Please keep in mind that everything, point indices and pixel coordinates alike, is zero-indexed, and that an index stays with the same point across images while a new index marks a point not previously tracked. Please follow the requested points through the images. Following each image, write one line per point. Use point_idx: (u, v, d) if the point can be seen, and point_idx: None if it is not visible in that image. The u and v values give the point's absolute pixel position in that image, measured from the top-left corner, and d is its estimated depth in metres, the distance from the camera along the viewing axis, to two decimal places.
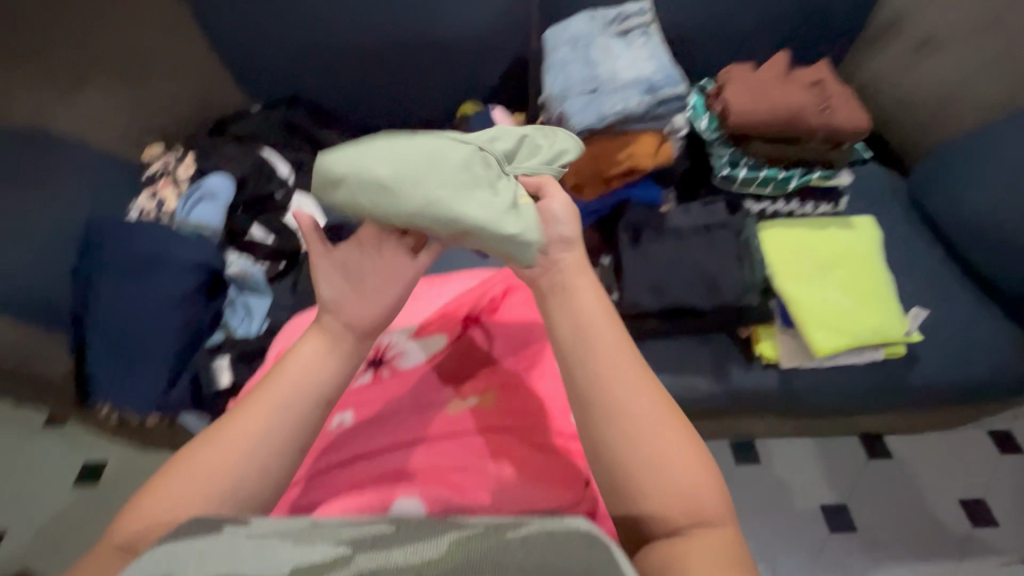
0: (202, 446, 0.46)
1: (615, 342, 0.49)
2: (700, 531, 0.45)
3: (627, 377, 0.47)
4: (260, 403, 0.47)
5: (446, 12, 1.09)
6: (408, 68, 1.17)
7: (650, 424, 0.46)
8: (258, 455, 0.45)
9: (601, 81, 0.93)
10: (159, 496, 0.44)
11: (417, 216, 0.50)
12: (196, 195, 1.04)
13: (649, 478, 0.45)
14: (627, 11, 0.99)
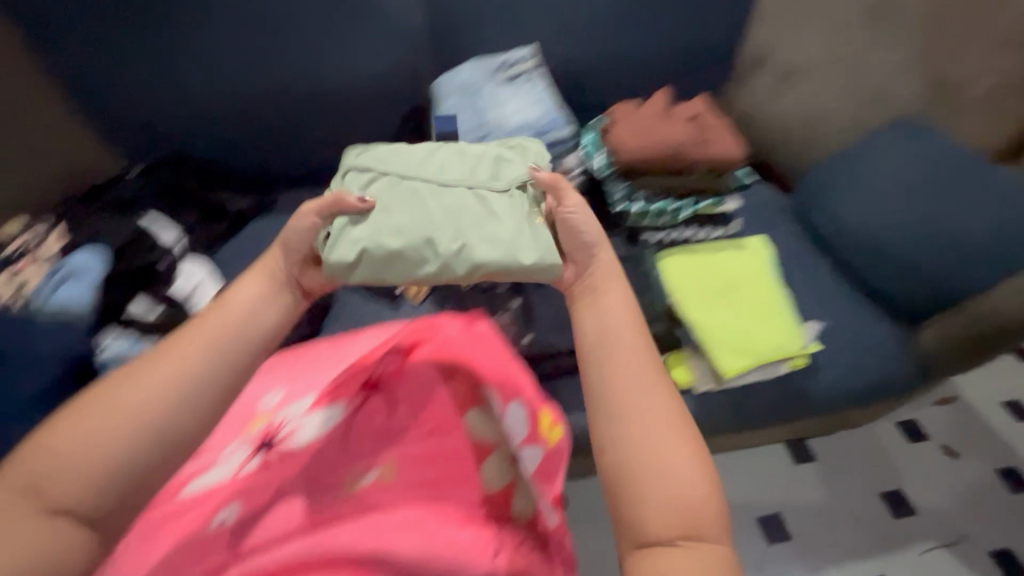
0: (106, 389, 0.47)
1: (634, 342, 0.53)
2: (693, 543, 0.46)
3: (641, 383, 0.51)
4: (182, 343, 0.51)
5: (330, 66, 1.07)
6: (297, 122, 1.13)
7: (654, 426, 0.49)
8: (180, 395, 0.48)
9: (489, 129, 0.94)
10: (58, 439, 0.44)
11: (444, 269, 0.70)
12: (62, 273, 0.94)
13: (649, 478, 0.47)
14: (510, 59, 1.01)
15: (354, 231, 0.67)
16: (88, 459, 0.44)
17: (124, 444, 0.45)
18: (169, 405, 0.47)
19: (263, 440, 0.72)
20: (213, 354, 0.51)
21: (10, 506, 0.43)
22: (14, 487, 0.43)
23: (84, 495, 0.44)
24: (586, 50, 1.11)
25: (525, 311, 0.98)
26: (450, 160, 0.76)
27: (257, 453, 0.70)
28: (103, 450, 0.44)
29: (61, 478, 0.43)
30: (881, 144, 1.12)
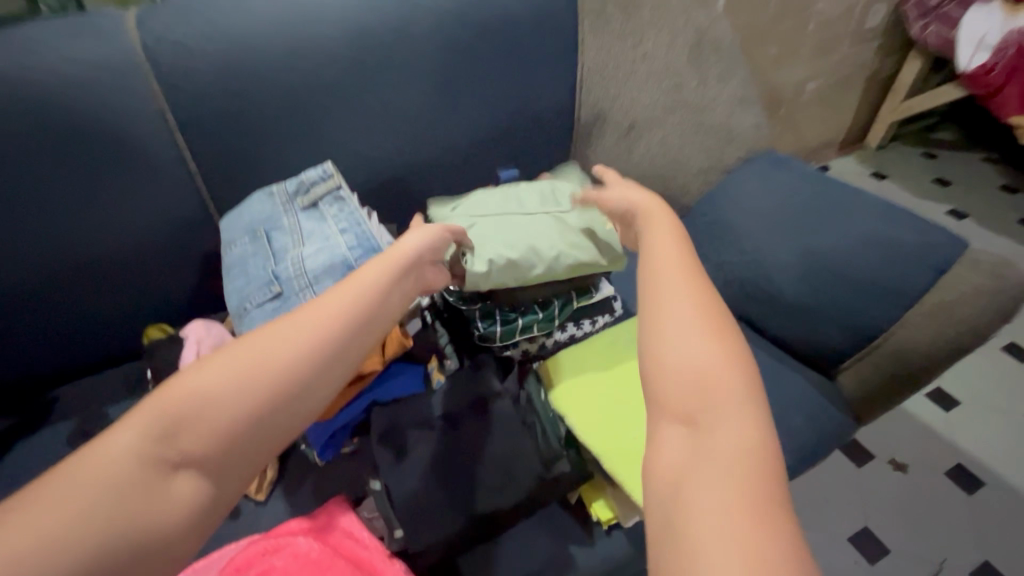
0: (284, 327, 0.50)
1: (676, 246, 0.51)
2: (720, 419, 0.39)
3: (678, 272, 0.47)
4: (344, 295, 0.55)
5: (75, 230, 0.82)
6: (49, 308, 0.86)
7: (680, 300, 0.44)
8: (330, 342, 0.51)
9: (284, 281, 0.75)
10: (230, 375, 0.46)
11: (545, 272, 0.84)
12: None
13: (679, 351, 0.42)
14: (307, 179, 0.82)
15: (480, 251, 0.81)
16: (229, 402, 0.45)
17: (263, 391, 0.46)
18: (308, 356, 0.49)
19: None
20: (364, 306, 0.55)
21: (141, 454, 0.41)
22: (148, 434, 0.42)
23: (213, 445, 0.43)
24: (402, 148, 0.97)
25: (387, 497, 0.73)
26: (526, 190, 0.94)
27: None
28: (230, 397, 0.45)
29: (204, 419, 0.44)
30: (742, 186, 1.06)
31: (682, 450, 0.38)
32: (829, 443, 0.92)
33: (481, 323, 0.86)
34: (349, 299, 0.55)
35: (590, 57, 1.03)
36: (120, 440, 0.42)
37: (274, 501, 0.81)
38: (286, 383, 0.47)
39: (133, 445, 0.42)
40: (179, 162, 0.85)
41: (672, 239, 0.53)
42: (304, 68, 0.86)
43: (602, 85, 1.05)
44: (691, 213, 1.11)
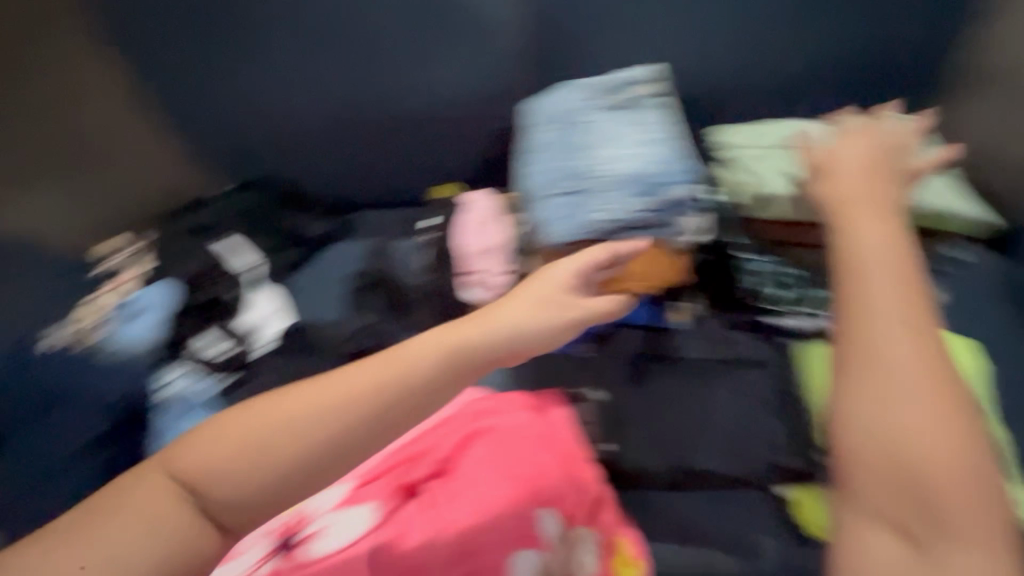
0: (341, 391, 0.47)
1: (907, 324, 0.51)
2: (940, 523, 0.43)
3: (908, 362, 0.49)
4: (430, 343, 0.50)
5: (422, 82, 0.98)
6: (383, 144, 1.04)
7: (915, 399, 0.47)
8: (376, 416, 0.46)
9: (586, 174, 0.72)
10: (277, 434, 0.46)
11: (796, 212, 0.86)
12: (131, 308, 0.92)
13: (880, 452, 0.46)
14: (619, 82, 0.81)
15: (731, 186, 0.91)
16: (267, 475, 0.45)
17: (338, 429, 0.45)
18: (349, 417, 0.46)
19: (283, 534, 0.66)
20: (435, 370, 0.48)
21: (170, 487, 0.45)
22: (172, 473, 0.46)
23: (245, 496, 0.45)
24: None
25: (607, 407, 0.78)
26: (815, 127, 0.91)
27: (273, 553, 0.64)
28: (269, 455, 0.45)
29: (224, 473, 0.45)
30: None
31: (882, 555, 0.44)
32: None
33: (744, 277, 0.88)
34: (401, 355, 0.49)
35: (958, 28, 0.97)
36: (161, 480, 0.46)
37: None
38: (333, 452, 0.46)
39: (172, 477, 0.46)
40: None
41: (898, 295, 0.53)
42: None
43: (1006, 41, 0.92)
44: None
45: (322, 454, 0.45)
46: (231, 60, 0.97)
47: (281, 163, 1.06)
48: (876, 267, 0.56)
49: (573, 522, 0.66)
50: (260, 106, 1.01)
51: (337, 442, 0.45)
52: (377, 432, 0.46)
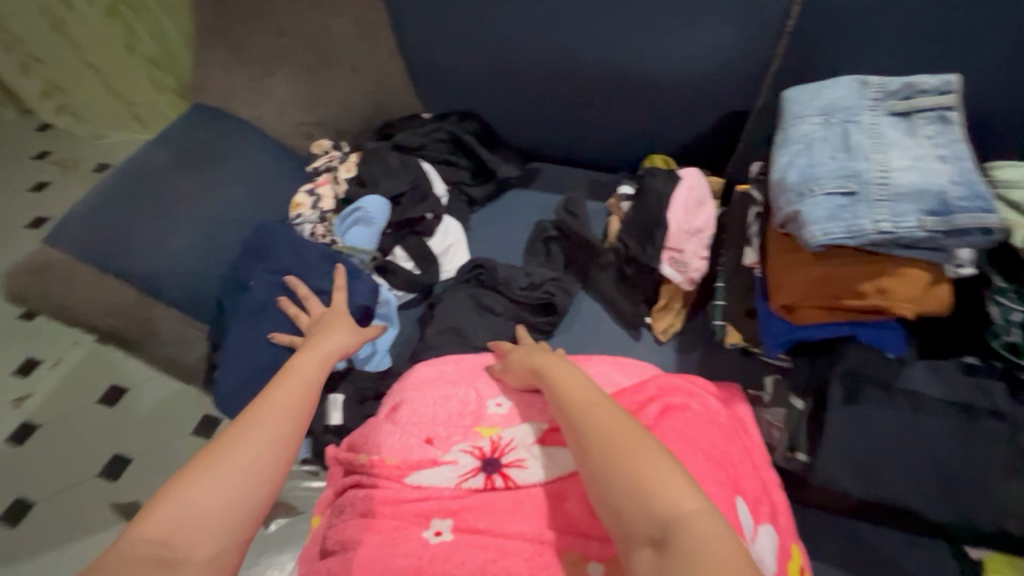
0: (226, 440, 0.56)
1: (597, 408, 0.58)
2: (678, 534, 0.45)
3: (618, 432, 0.54)
4: (272, 392, 0.63)
5: (661, 46, 0.91)
6: (597, 100, 1.00)
7: (604, 455, 0.53)
8: (277, 428, 0.58)
9: (864, 179, 0.67)
10: (200, 475, 0.52)
11: None
12: (353, 216, 0.99)
13: (617, 498, 0.50)
14: (919, 85, 0.73)
15: None
16: (216, 493, 0.51)
17: (239, 460, 0.54)
18: (256, 452, 0.55)
19: (486, 454, 0.71)
20: (297, 398, 0.62)
21: (138, 556, 0.47)
22: (144, 537, 0.48)
23: (213, 530, 0.50)
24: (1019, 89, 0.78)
25: (811, 418, 0.73)
26: None
27: (478, 470, 0.69)
28: (210, 496, 0.51)
29: (190, 529, 0.49)
30: None
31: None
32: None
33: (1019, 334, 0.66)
34: (271, 394, 0.62)
35: None
36: (122, 552, 0.47)
37: (665, 348, 0.92)
38: (248, 472, 0.54)
39: (142, 539, 0.48)
40: (781, 17, 0.84)
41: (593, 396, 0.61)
42: None
43: None
44: None
45: (232, 483, 0.52)
46: None
47: (492, 99, 1.07)
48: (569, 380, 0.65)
49: (763, 519, 0.66)
50: (486, 36, 0.99)
51: (250, 463, 0.54)
52: (269, 450, 0.56)
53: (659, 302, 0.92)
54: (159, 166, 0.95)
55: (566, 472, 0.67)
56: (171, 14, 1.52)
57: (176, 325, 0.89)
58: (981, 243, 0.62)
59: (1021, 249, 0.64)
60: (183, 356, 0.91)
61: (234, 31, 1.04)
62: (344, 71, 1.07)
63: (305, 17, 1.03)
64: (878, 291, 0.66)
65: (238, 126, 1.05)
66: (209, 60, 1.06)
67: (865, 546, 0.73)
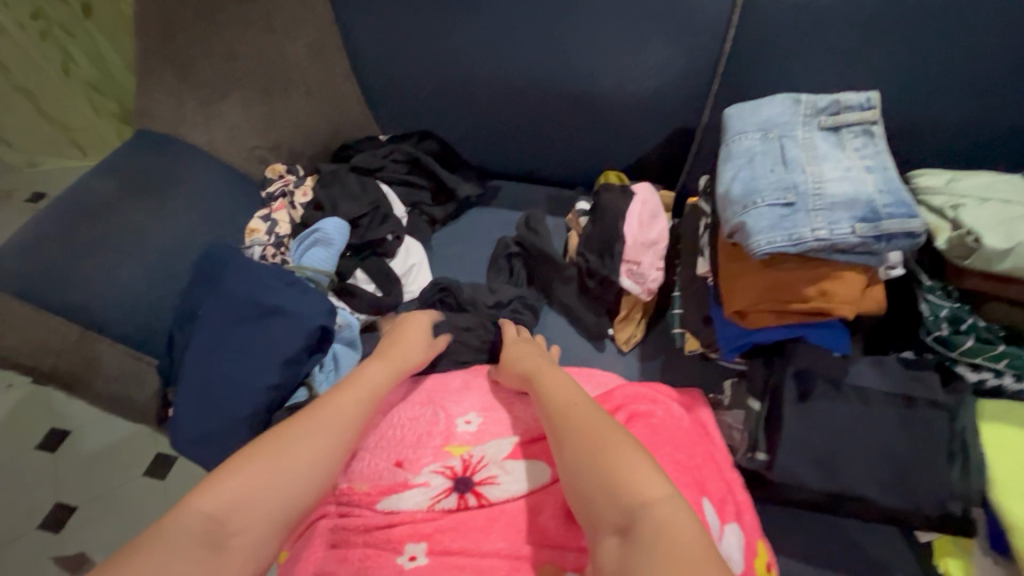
0: (297, 431, 0.61)
1: (581, 412, 0.61)
2: (641, 521, 0.47)
3: (595, 429, 0.58)
4: (337, 398, 0.67)
5: (609, 67, 0.95)
6: (550, 118, 1.03)
7: (580, 451, 0.55)
8: (334, 438, 0.63)
9: (801, 191, 0.71)
10: (266, 464, 0.57)
11: None
12: (310, 238, 0.96)
13: (585, 490, 0.52)
14: (844, 101, 0.78)
15: (993, 230, 0.66)
16: (288, 486, 0.57)
17: (315, 456, 0.60)
18: (324, 453, 0.61)
19: (458, 473, 0.71)
20: (359, 413, 0.67)
21: (197, 526, 0.50)
22: (206, 511, 0.51)
23: (265, 520, 0.54)
24: (933, 104, 0.86)
25: (768, 419, 0.76)
26: None
27: (450, 490, 0.69)
28: (279, 484, 0.56)
29: (252, 509, 0.54)
30: None
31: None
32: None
33: (946, 328, 0.72)
34: (333, 403, 0.67)
35: None
36: (182, 516, 0.50)
37: (628, 356, 0.94)
38: (316, 472, 0.59)
39: (202, 513, 0.51)
40: (719, 40, 0.90)
41: (574, 400, 0.64)
42: None
43: None
44: None
45: (303, 478, 0.58)
46: (421, 9, 0.98)
47: (449, 120, 1.09)
48: (554, 386, 0.68)
49: (730, 518, 0.69)
50: (441, 58, 1.01)
51: (322, 466, 0.60)
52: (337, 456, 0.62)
53: (620, 313, 0.94)
54: (103, 194, 0.91)
55: (537, 487, 0.68)
56: (112, 39, 1.48)
57: (124, 360, 0.84)
58: (909, 246, 0.68)
59: (943, 250, 0.69)
60: (133, 394, 0.85)
61: (181, 56, 1.01)
62: (297, 95, 1.07)
63: (255, 42, 1.02)
64: (820, 294, 0.70)
65: (188, 152, 1.02)
66: (155, 84, 1.03)
67: (827, 536, 0.77)
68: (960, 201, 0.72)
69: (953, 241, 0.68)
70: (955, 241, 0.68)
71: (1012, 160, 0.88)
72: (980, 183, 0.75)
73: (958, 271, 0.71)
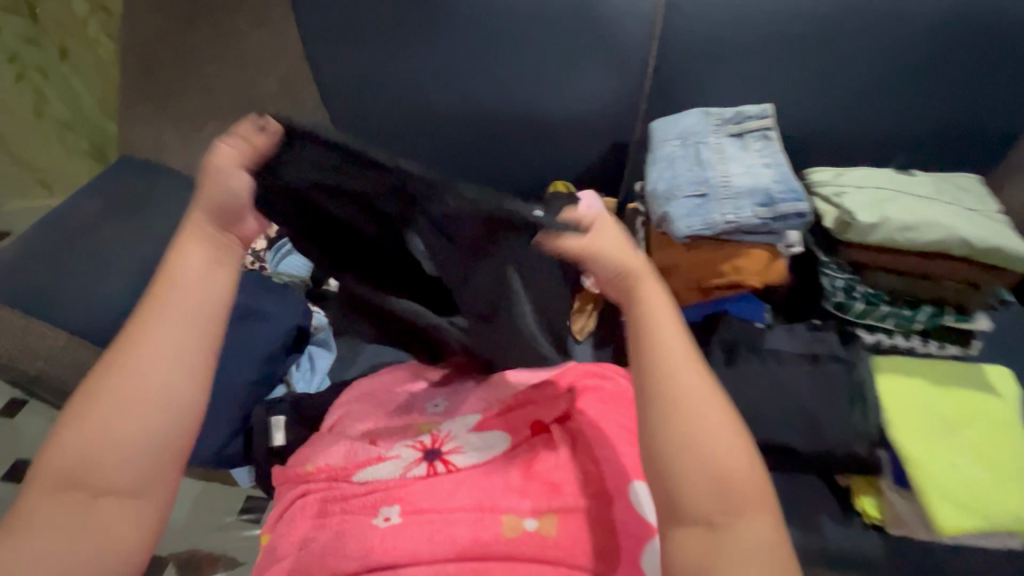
0: (126, 357, 0.52)
1: (687, 369, 0.51)
2: (737, 527, 0.47)
3: (708, 403, 0.50)
4: (167, 296, 0.55)
5: (551, 91, 1.09)
6: (502, 137, 1.15)
7: (685, 430, 0.49)
8: (176, 364, 0.53)
9: (713, 184, 0.84)
10: (103, 415, 0.51)
11: (938, 244, 0.78)
12: (286, 246, 1.04)
13: (683, 472, 0.48)
14: (746, 112, 0.93)
15: (866, 209, 0.80)
16: (132, 426, 0.51)
17: (153, 383, 0.52)
18: (164, 377, 0.52)
19: (428, 446, 0.77)
20: (201, 302, 0.55)
21: (59, 496, 0.50)
22: (57, 481, 0.50)
23: (127, 470, 0.51)
24: (819, 116, 1.02)
25: None
26: (913, 179, 0.89)
27: (421, 460, 0.75)
28: (127, 430, 0.51)
29: (106, 466, 0.50)
30: None
31: None
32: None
33: (840, 294, 0.85)
34: (161, 321, 0.54)
35: None
36: (43, 494, 0.50)
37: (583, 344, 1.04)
38: (166, 400, 0.52)
39: (59, 476, 0.50)
40: (643, 67, 1.05)
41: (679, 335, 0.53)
42: (785, 21, 0.96)
43: None
44: None
45: (148, 413, 0.52)
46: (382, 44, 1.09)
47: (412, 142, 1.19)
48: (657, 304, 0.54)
49: None
50: (402, 87, 1.11)
51: (166, 393, 0.52)
52: (185, 372, 0.53)
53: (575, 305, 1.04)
54: (88, 213, 0.98)
55: (500, 452, 0.75)
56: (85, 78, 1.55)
57: None
58: (800, 224, 0.81)
59: (830, 228, 0.83)
60: None
61: (163, 90, 1.11)
62: None
63: (231, 75, 1.12)
64: (733, 270, 0.83)
65: (169, 175, 1.10)
66: (141, 117, 1.12)
67: None
68: (842, 189, 0.86)
69: (838, 220, 0.82)
70: (838, 219, 0.82)
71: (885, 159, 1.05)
72: (859, 174, 0.90)
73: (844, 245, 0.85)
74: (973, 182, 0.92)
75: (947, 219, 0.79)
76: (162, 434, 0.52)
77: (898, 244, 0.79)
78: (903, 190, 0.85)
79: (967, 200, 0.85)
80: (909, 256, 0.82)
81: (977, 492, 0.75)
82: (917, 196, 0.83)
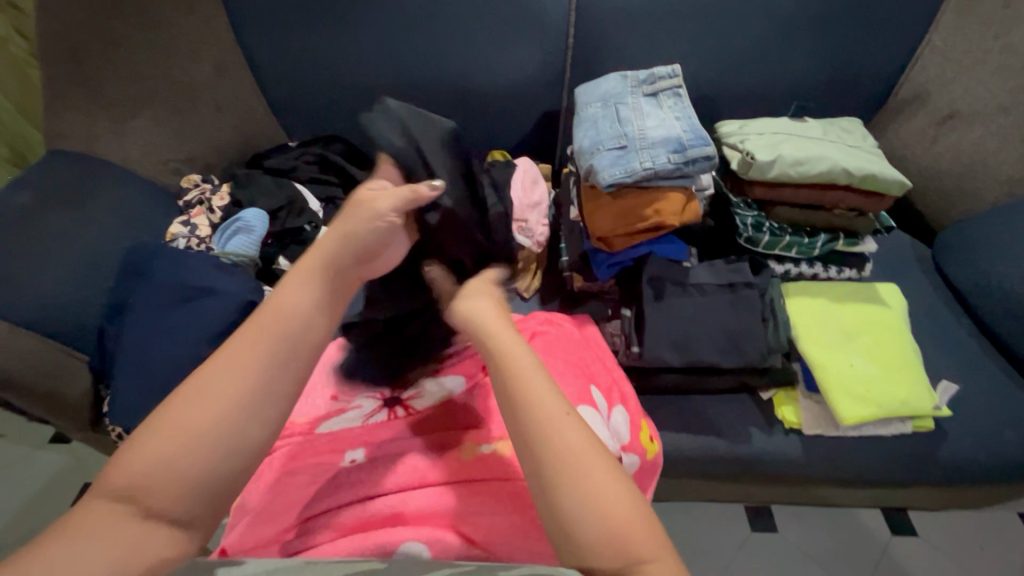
0: (208, 367, 0.55)
1: (559, 422, 0.53)
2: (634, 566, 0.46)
3: (577, 447, 0.51)
4: (250, 336, 0.57)
5: (482, 63, 1.14)
6: (438, 112, 1.20)
7: (576, 503, 0.48)
8: (250, 400, 0.54)
9: (631, 138, 0.92)
10: (174, 431, 0.50)
11: (824, 174, 0.89)
12: (233, 227, 1.07)
13: (577, 526, 0.48)
14: (658, 74, 1.01)
15: (764, 149, 0.91)
16: (192, 454, 0.50)
17: (223, 408, 0.52)
18: (243, 398, 0.53)
19: (387, 394, 0.81)
20: (283, 338, 0.58)
21: (112, 509, 0.48)
22: (113, 493, 0.48)
23: (182, 498, 0.49)
24: (723, 75, 1.13)
25: (636, 322, 0.95)
26: (805, 124, 1.00)
27: (381, 407, 0.79)
28: (183, 456, 0.50)
29: (158, 487, 0.49)
30: None
31: None
32: (1007, 464, 0.93)
33: (751, 228, 0.95)
34: (252, 354, 0.56)
35: (937, 38, 1.11)
36: (101, 501, 0.48)
37: (530, 301, 1.08)
38: (227, 423, 0.52)
39: (113, 494, 0.48)
40: (564, 37, 1.12)
41: (542, 382, 0.56)
42: None
43: (940, 66, 1.11)
44: (977, 219, 1.08)
45: (214, 433, 0.51)
46: (310, 22, 1.11)
47: (350, 122, 1.22)
48: (517, 359, 0.58)
49: (616, 402, 0.81)
50: (337, 67, 1.15)
51: (237, 420, 0.52)
52: (257, 410, 0.54)
53: (518, 266, 1.07)
54: (24, 208, 0.96)
55: (460, 394, 0.80)
56: None
57: (54, 355, 0.88)
58: (709, 166, 0.90)
59: (735, 169, 0.93)
60: (64, 389, 0.89)
61: (90, 80, 1.09)
62: (206, 109, 1.16)
63: (159, 63, 1.11)
64: (655, 213, 0.92)
65: (107, 169, 1.10)
66: (67, 109, 1.10)
67: (698, 406, 0.95)
68: (745, 136, 0.96)
69: (742, 162, 0.92)
70: (743, 160, 0.92)
71: (781, 111, 1.18)
72: (759, 122, 1.01)
73: (748, 184, 0.96)
74: (856, 125, 1.04)
75: (830, 154, 0.90)
76: (233, 460, 0.52)
77: (791, 177, 0.89)
78: (796, 133, 0.96)
79: (849, 139, 0.98)
80: (804, 190, 0.93)
81: (874, 386, 0.87)
82: (806, 137, 0.94)
